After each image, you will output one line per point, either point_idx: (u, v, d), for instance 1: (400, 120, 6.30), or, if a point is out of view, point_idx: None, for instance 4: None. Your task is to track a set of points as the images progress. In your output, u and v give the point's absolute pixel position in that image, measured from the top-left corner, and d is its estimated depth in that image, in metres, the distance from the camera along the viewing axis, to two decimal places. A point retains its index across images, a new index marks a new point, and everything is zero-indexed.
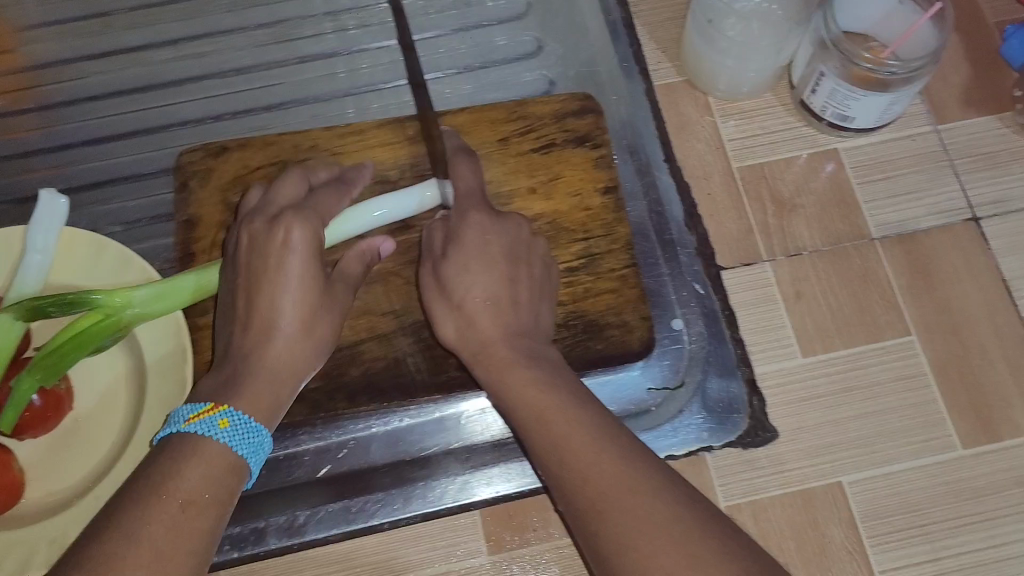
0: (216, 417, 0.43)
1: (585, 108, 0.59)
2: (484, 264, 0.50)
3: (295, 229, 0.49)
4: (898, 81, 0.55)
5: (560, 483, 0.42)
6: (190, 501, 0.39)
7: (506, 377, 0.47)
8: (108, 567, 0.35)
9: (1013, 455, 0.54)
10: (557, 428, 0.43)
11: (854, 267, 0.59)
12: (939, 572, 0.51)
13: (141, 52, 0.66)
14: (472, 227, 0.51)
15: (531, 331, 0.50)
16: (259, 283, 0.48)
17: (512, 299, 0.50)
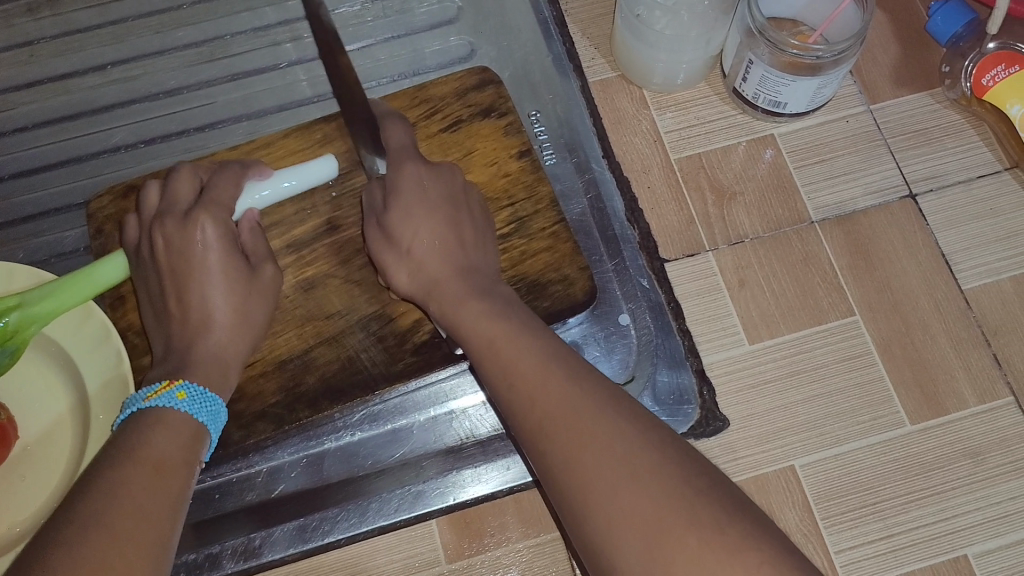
0: (173, 390, 0.47)
1: (485, 80, 0.61)
2: (427, 207, 0.51)
3: (207, 225, 0.51)
4: (828, 64, 0.55)
5: (530, 430, 0.41)
6: (161, 464, 0.43)
7: (456, 306, 0.48)
8: (101, 518, 0.38)
9: (959, 427, 0.55)
10: (527, 387, 0.42)
11: (795, 250, 0.59)
12: (893, 549, 0.52)
13: (68, 79, 0.66)
14: (410, 172, 0.52)
15: (482, 269, 0.51)
16: (186, 282, 0.51)
17: (458, 240, 0.51)
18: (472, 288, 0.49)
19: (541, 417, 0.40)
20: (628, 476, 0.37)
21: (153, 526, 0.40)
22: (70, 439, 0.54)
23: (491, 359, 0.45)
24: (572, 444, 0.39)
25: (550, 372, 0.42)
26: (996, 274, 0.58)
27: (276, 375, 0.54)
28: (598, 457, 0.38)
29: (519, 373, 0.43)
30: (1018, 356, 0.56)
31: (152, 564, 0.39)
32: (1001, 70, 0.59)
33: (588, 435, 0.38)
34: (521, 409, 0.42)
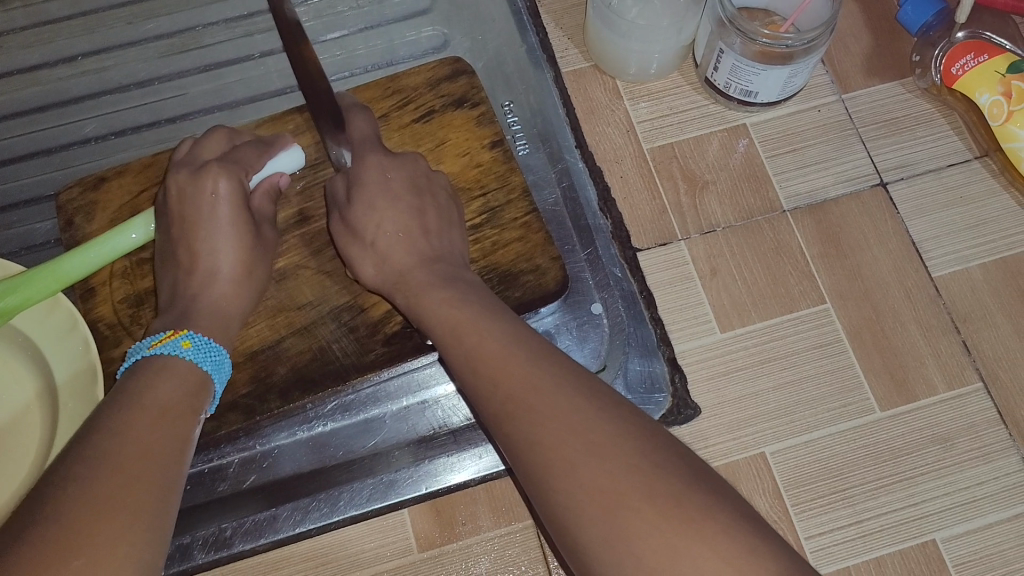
0: (178, 339, 0.48)
1: (457, 71, 0.60)
2: (387, 199, 0.52)
3: (221, 179, 0.53)
4: (799, 53, 0.55)
5: (493, 409, 0.41)
6: (167, 409, 0.44)
7: (415, 295, 0.49)
8: (104, 457, 0.39)
9: (928, 414, 0.55)
10: (482, 361, 0.43)
11: (766, 239, 0.60)
12: (863, 534, 0.52)
13: (38, 71, 0.66)
14: (371, 164, 0.53)
15: (446, 255, 0.51)
16: (196, 231, 0.53)
17: (421, 229, 0.52)
18: (435, 277, 0.50)
19: (506, 394, 0.40)
20: (596, 455, 0.37)
21: (157, 467, 0.41)
22: (39, 427, 0.54)
23: (458, 337, 0.44)
24: (537, 418, 0.38)
25: (517, 353, 0.42)
26: (965, 261, 0.59)
27: (247, 365, 0.54)
28: (564, 432, 0.38)
29: (486, 352, 0.42)
30: (986, 342, 0.57)
31: (161, 503, 0.40)
32: (971, 58, 0.59)
33: (555, 412, 0.38)
34: (485, 390, 0.42)
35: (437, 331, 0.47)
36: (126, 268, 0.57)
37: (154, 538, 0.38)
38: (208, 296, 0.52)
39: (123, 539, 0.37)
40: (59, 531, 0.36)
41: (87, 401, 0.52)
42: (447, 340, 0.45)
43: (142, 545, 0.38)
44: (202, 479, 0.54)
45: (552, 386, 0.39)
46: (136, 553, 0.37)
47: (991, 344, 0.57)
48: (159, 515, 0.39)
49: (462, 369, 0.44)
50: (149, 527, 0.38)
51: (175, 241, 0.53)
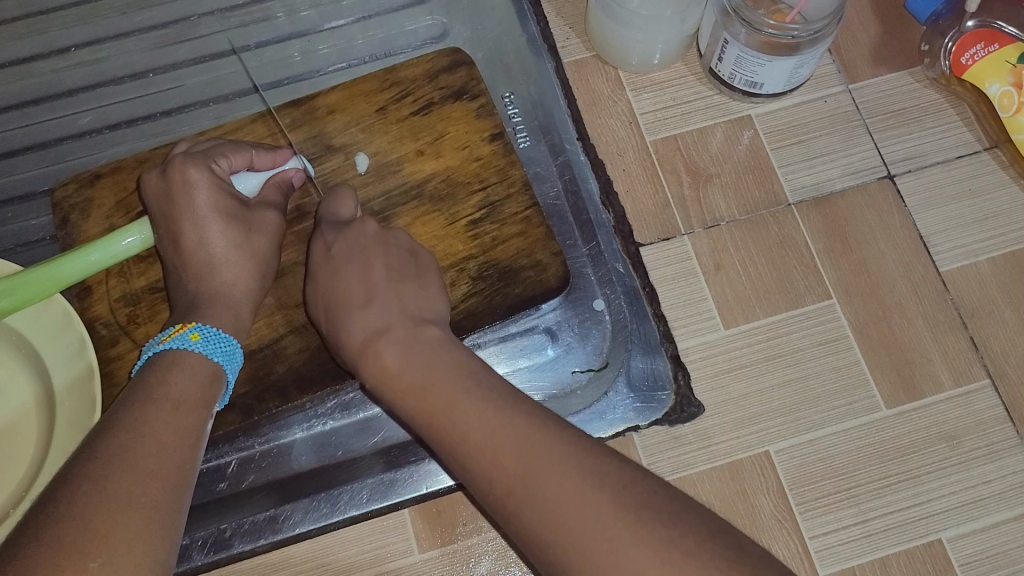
0: (187, 332, 0.47)
1: (456, 63, 0.59)
2: (332, 270, 0.51)
3: (190, 168, 0.51)
4: (805, 43, 0.54)
5: (499, 502, 0.40)
6: (180, 403, 0.43)
7: (369, 359, 0.47)
8: (123, 456, 0.39)
9: (934, 411, 0.54)
10: (454, 425, 0.42)
11: (771, 234, 0.59)
12: (867, 534, 0.52)
13: (31, 63, 0.64)
14: (318, 250, 0.53)
15: (396, 309, 0.49)
16: (179, 227, 0.51)
17: (365, 292, 0.50)
18: (390, 341, 0.47)
19: (506, 483, 0.39)
20: (619, 554, 0.35)
21: (175, 464, 0.40)
22: (35, 427, 0.54)
23: (443, 424, 0.42)
24: (545, 511, 0.37)
25: (503, 437, 0.40)
26: (974, 255, 0.58)
27: (245, 364, 0.53)
28: (576, 521, 0.36)
29: (476, 439, 0.41)
30: (995, 339, 0.56)
31: (175, 500, 0.39)
32: (981, 48, 0.58)
33: (562, 510, 0.37)
34: (484, 485, 0.40)
35: (408, 412, 0.45)
36: (123, 268, 0.56)
37: (170, 536, 0.38)
38: (212, 280, 0.51)
39: (141, 538, 0.36)
40: (75, 530, 0.35)
41: (83, 398, 0.51)
42: (430, 428, 0.43)
43: (160, 544, 0.37)
44: (200, 479, 0.54)
45: (550, 472, 0.38)
46: (155, 551, 0.37)
47: (999, 340, 0.56)
48: (175, 511, 0.39)
49: (454, 456, 0.42)
50: (166, 524, 0.38)
51: (166, 241, 0.52)
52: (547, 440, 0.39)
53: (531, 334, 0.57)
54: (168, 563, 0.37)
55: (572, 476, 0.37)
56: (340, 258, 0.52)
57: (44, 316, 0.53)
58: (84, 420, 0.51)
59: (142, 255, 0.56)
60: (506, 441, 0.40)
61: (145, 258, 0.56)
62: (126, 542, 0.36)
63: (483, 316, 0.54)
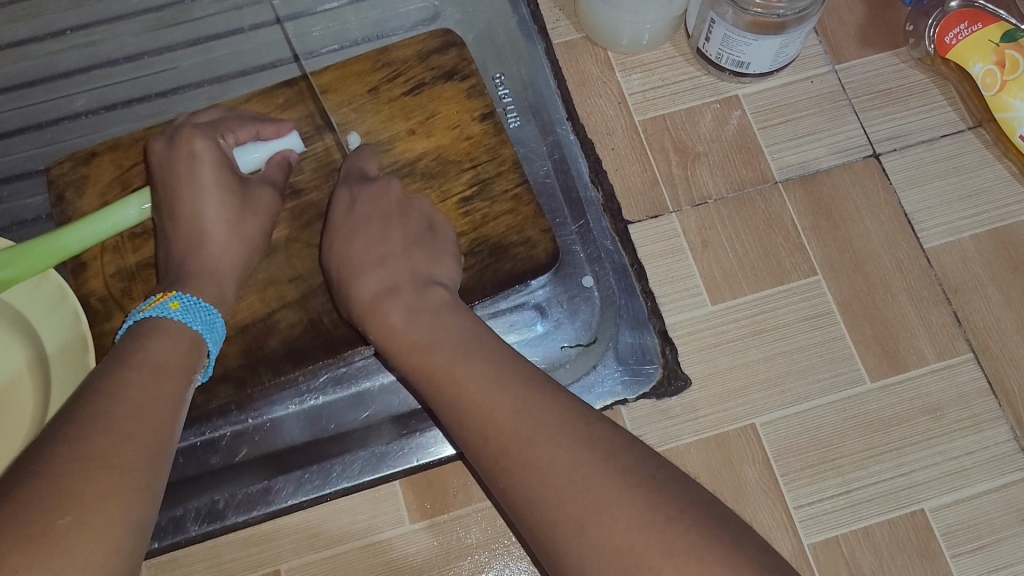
0: (167, 301, 0.48)
1: (447, 43, 0.60)
2: (350, 229, 0.53)
3: (197, 141, 0.52)
4: (791, 22, 0.55)
5: (492, 463, 0.41)
6: (159, 370, 0.44)
7: (379, 317, 0.49)
8: (99, 418, 0.39)
9: (917, 384, 0.55)
10: (454, 389, 0.43)
11: (758, 212, 0.59)
12: (851, 504, 0.53)
13: (26, 45, 0.65)
14: (340, 201, 0.54)
15: (411, 275, 0.51)
16: (175, 197, 0.52)
17: (379, 255, 0.52)
18: (400, 302, 0.49)
19: (500, 443, 0.40)
20: (602, 514, 0.36)
21: (151, 427, 0.41)
22: (30, 399, 0.54)
23: (444, 386, 0.44)
24: (533, 468, 0.38)
25: (501, 398, 0.42)
26: (958, 232, 0.59)
27: (239, 339, 0.54)
28: (560, 480, 0.37)
29: (472, 404, 0.42)
30: (978, 313, 0.57)
31: (150, 464, 0.40)
32: (965, 28, 0.59)
33: (551, 469, 0.38)
34: (478, 444, 0.42)
35: (411, 371, 0.47)
36: (117, 243, 0.57)
37: (143, 495, 0.38)
38: (200, 255, 0.51)
39: (113, 498, 0.37)
40: (49, 487, 0.35)
41: (77, 370, 0.52)
42: (432, 389, 0.45)
43: (131, 502, 0.38)
44: (194, 452, 0.55)
45: (540, 436, 0.39)
46: (127, 509, 0.37)
47: (982, 315, 0.57)
48: (150, 472, 0.39)
49: (452, 418, 0.44)
50: (139, 486, 0.38)
51: (161, 215, 0.53)
52: (542, 409, 0.41)
53: (521, 310, 0.58)
54: (140, 522, 0.38)
55: (560, 442, 0.39)
56: (361, 219, 0.53)
57: (40, 291, 0.54)
58: (77, 392, 0.52)
59: (136, 231, 0.57)
60: (499, 409, 0.41)
61: (139, 234, 0.57)
62: (98, 500, 0.36)
63: (473, 292, 0.55)
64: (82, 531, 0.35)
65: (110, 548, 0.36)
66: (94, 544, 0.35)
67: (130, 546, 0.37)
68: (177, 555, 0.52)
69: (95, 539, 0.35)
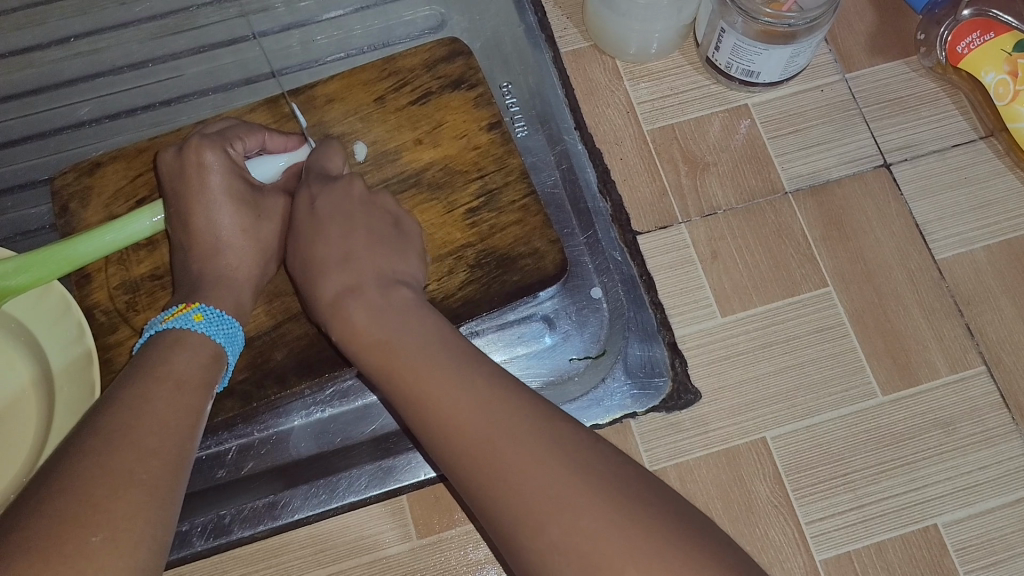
0: (189, 313, 0.48)
1: (453, 52, 0.60)
2: (315, 228, 0.52)
3: (205, 151, 0.51)
4: (802, 32, 0.54)
5: (460, 468, 0.40)
6: (181, 382, 0.44)
7: (341, 316, 0.48)
8: (123, 433, 0.39)
9: (930, 398, 0.54)
10: (424, 391, 0.42)
11: (768, 222, 0.59)
12: (863, 519, 0.52)
13: (30, 53, 0.64)
14: (302, 201, 0.53)
15: (374, 273, 0.49)
16: (186, 210, 0.51)
17: (343, 253, 0.51)
18: (363, 301, 0.48)
19: (469, 448, 0.40)
20: (583, 519, 0.36)
21: (174, 442, 0.40)
22: (34, 410, 0.54)
23: (407, 388, 0.43)
24: (505, 475, 0.38)
25: (468, 400, 0.41)
26: (970, 244, 0.58)
27: (245, 352, 0.54)
28: (534, 486, 0.37)
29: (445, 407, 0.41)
30: (990, 325, 0.56)
31: (176, 479, 0.39)
32: (977, 37, 0.59)
33: (527, 474, 0.37)
34: (446, 450, 0.41)
35: (372, 370, 0.46)
36: (122, 255, 0.56)
37: (170, 512, 0.38)
38: (214, 263, 0.51)
39: (141, 514, 0.36)
40: (75, 504, 0.35)
41: (83, 382, 0.52)
42: (394, 390, 0.44)
43: (159, 518, 0.37)
44: (200, 465, 0.55)
45: (513, 440, 0.39)
46: (155, 526, 0.37)
47: (994, 327, 0.56)
48: (175, 488, 0.39)
49: (420, 422, 0.42)
50: (166, 502, 0.38)
51: (176, 223, 0.52)
52: (519, 416, 0.40)
53: (529, 322, 0.57)
54: (167, 540, 0.37)
55: (537, 447, 0.38)
56: (324, 219, 0.52)
57: (45, 302, 0.54)
58: (83, 404, 0.51)
59: (142, 243, 0.56)
60: (473, 415, 0.40)
61: (144, 245, 0.56)
62: (127, 517, 0.36)
63: (481, 304, 0.55)
64: (110, 548, 0.35)
65: (141, 565, 0.35)
66: (125, 563, 0.35)
67: (159, 564, 0.37)
68: (183, 569, 0.52)
69: (124, 558, 0.35)
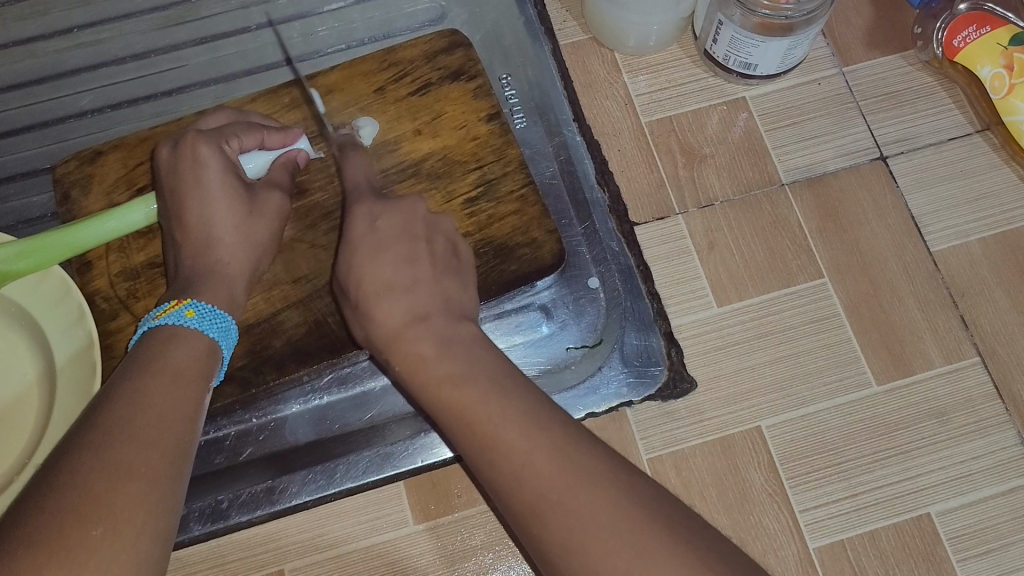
0: (182, 309, 0.47)
1: (453, 44, 0.60)
2: (372, 247, 0.49)
3: (201, 146, 0.52)
4: (799, 24, 0.55)
5: (526, 508, 0.38)
6: (179, 373, 0.44)
7: (405, 348, 0.45)
8: (123, 427, 0.39)
9: (923, 388, 0.55)
10: (481, 425, 0.41)
11: (765, 214, 0.59)
12: (857, 508, 0.52)
13: (33, 43, 0.65)
14: (357, 216, 0.51)
15: (440, 301, 0.47)
16: (182, 203, 0.51)
17: (406, 278, 0.48)
18: (429, 330, 0.46)
19: (535, 487, 0.38)
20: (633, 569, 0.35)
21: (175, 433, 0.41)
22: (36, 397, 0.54)
23: (474, 426, 0.41)
24: (565, 516, 0.37)
25: (535, 438, 0.39)
26: (965, 236, 0.58)
27: (244, 339, 0.54)
28: (599, 532, 0.36)
29: (504, 440, 0.40)
30: (985, 317, 0.57)
31: (176, 469, 0.39)
32: (973, 31, 0.59)
33: (594, 517, 0.36)
34: (509, 486, 0.39)
35: (434, 406, 0.43)
36: (123, 243, 0.57)
37: (170, 504, 0.38)
38: (210, 253, 0.51)
39: (142, 506, 0.37)
40: (77, 499, 0.35)
41: (84, 369, 0.52)
42: (454, 426, 0.42)
43: (158, 512, 0.37)
44: (199, 451, 0.55)
45: (583, 484, 0.37)
46: (155, 520, 0.37)
47: (989, 319, 0.56)
48: (175, 480, 0.39)
49: (478, 455, 0.41)
50: (167, 493, 0.38)
51: (171, 216, 0.52)
52: (587, 455, 0.39)
53: (526, 312, 0.58)
54: (168, 533, 0.38)
55: (601, 488, 0.37)
56: (383, 238, 0.50)
57: (44, 287, 0.54)
58: (84, 386, 0.52)
59: (142, 231, 0.57)
60: (537, 453, 0.39)
61: (144, 234, 0.57)
62: (128, 510, 0.36)
63: (479, 293, 0.55)
64: (112, 541, 0.35)
65: (141, 557, 0.36)
66: (124, 557, 0.35)
67: (159, 555, 0.37)
68: (182, 555, 0.52)
69: (123, 553, 0.35)
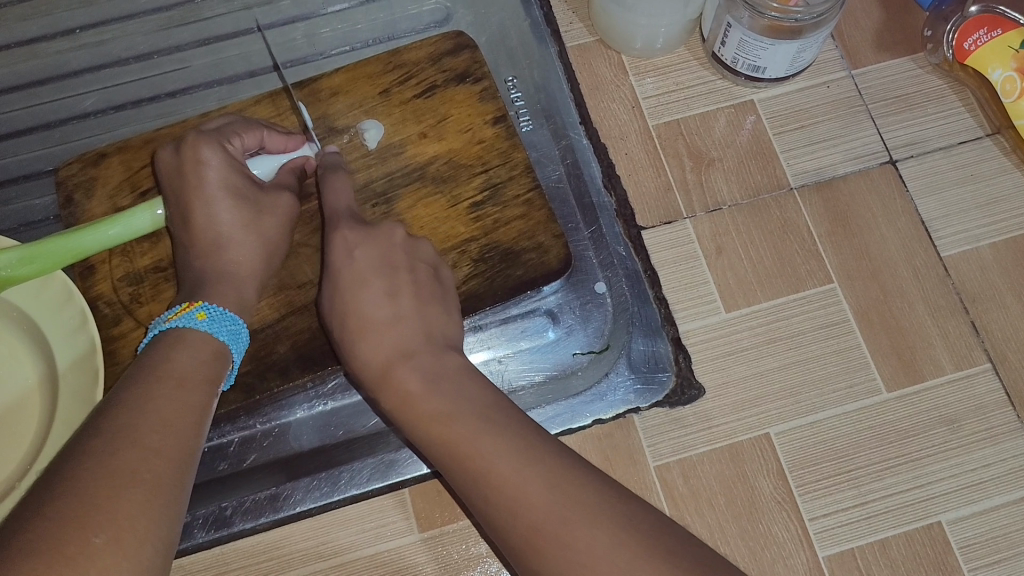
0: (193, 311, 0.47)
1: (459, 45, 0.59)
2: (354, 281, 0.50)
3: (203, 147, 0.51)
4: (808, 27, 0.54)
5: (525, 546, 0.39)
6: (184, 379, 0.43)
7: (391, 386, 0.46)
8: (126, 432, 0.39)
9: (933, 395, 0.54)
10: (475, 460, 0.41)
11: (773, 218, 0.59)
12: (867, 516, 0.52)
13: (35, 44, 0.64)
14: (336, 246, 0.51)
15: (424, 334, 0.48)
16: (188, 204, 0.51)
17: (389, 313, 0.49)
18: (414, 369, 0.46)
19: (532, 525, 0.39)
20: None
21: (179, 439, 0.40)
22: (38, 402, 0.54)
23: (467, 462, 0.41)
24: (563, 548, 0.37)
25: (533, 475, 0.39)
26: (976, 241, 0.58)
27: (248, 344, 0.54)
28: (599, 563, 0.36)
29: (498, 476, 0.40)
30: (996, 323, 0.56)
31: (180, 476, 0.39)
32: (983, 34, 0.58)
33: (594, 553, 0.36)
34: (505, 522, 0.39)
35: (423, 442, 0.44)
36: (127, 247, 0.56)
37: (173, 512, 0.38)
38: (219, 260, 0.51)
39: (144, 514, 0.36)
40: (79, 505, 0.35)
41: (87, 374, 0.52)
42: (447, 462, 0.43)
43: (161, 520, 0.37)
44: (202, 458, 0.55)
45: (580, 516, 0.38)
46: (158, 528, 0.36)
47: (1000, 325, 0.56)
48: (178, 487, 0.39)
49: (473, 492, 0.41)
50: (170, 500, 0.38)
51: (176, 219, 0.52)
52: (581, 484, 0.39)
53: (532, 317, 0.57)
54: (170, 541, 0.37)
55: (607, 521, 0.37)
56: (364, 270, 0.50)
57: (46, 291, 0.54)
58: (86, 391, 0.51)
59: (145, 235, 0.56)
60: (531, 485, 0.39)
61: (148, 237, 0.56)
62: (130, 518, 0.36)
63: (484, 298, 0.54)
64: (114, 549, 0.34)
65: (142, 565, 0.35)
66: (125, 565, 0.35)
67: (160, 562, 0.36)
68: (185, 562, 0.52)
69: (124, 561, 0.35)
